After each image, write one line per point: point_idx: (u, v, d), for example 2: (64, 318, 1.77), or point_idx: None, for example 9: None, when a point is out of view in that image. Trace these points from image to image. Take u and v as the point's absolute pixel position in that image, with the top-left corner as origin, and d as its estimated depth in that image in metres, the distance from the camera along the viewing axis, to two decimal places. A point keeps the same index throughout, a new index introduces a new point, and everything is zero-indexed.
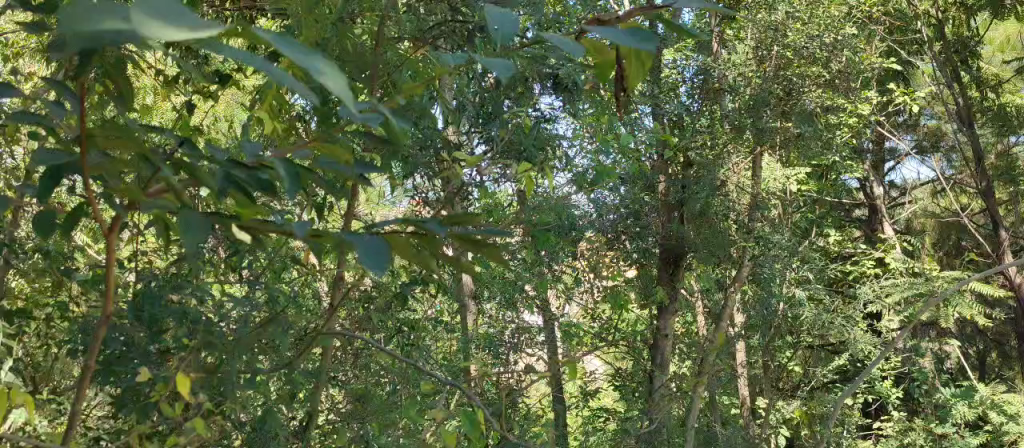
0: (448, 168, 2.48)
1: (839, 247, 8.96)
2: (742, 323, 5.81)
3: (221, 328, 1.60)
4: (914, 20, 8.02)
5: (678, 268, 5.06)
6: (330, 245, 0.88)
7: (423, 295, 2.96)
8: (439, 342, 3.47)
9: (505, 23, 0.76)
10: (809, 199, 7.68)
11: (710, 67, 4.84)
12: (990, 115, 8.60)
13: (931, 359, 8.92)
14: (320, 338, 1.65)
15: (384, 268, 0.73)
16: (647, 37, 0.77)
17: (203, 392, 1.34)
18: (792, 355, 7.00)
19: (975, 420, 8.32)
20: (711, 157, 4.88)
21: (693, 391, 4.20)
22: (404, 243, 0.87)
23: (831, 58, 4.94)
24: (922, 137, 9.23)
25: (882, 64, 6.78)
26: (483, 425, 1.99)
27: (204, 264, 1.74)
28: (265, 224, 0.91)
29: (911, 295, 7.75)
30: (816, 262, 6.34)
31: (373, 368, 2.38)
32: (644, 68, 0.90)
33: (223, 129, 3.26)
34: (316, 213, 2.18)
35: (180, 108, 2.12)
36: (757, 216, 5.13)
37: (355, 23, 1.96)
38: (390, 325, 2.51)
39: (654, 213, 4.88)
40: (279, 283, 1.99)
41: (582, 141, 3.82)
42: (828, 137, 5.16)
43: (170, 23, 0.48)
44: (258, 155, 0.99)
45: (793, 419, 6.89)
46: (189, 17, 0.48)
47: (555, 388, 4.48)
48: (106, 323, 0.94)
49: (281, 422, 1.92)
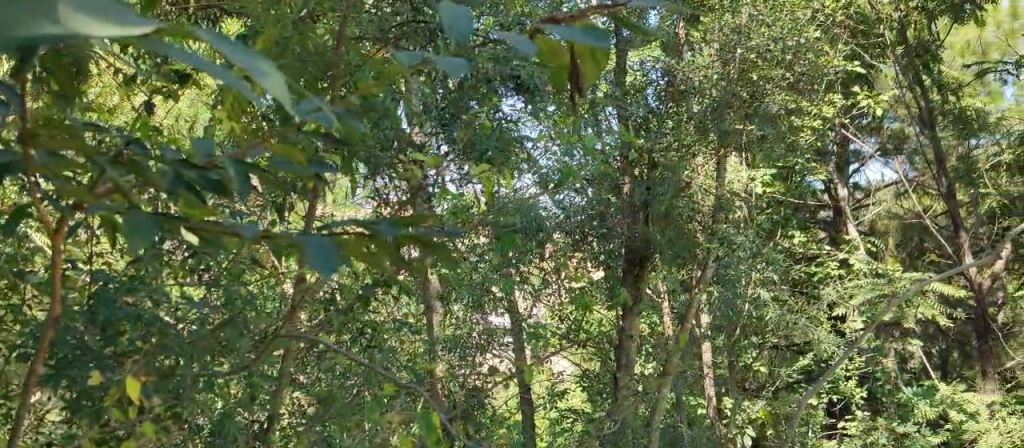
0: (409, 169, 2.49)
1: (804, 248, 9.01)
2: (708, 324, 5.83)
3: (176, 330, 1.58)
4: (877, 24, 8.11)
5: (643, 269, 5.07)
6: (282, 244, 0.89)
7: (386, 296, 2.95)
8: (405, 343, 3.45)
9: (460, 20, 0.76)
10: (773, 200, 7.73)
11: (674, 69, 4.88)
12: (952, 118, 8.75)
13: (893, 359, 9.02)
14: (277, 339, 1.64)
15: (333, 270, 0.73)
16: (599, 38, 0.78)
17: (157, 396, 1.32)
18: (757, 355, 7.06)
19: (936, 419, 8.43)
20: (675, 158, 4.91)
21: (658, 390, 4.23)
22: (356, 243, 0.88)
23: (795, 61, 4.99)
24: (885, 139, 9.45)
25: (844, 68, 6.86)
26: (442, 426, 2.00)
27: (160, 265, 1.71)
28: (216, 225, 0.92)
29: (875, 296, 7.89)
30: (779, 263, 6.38)
31: (335, 370, 2.39)
32: (601, 67, 0.90)
33: (186, 129, 3.24)
34: (276, 215, 2.17)
35: (140, 108, 2.10)
36: (721, 217, 5.19)
37: (315, 22, 1.96)
38: (352, 328, 2.53)
39: (618, 214, 4.89)
40: (237, 285, 1.97)
41: (547, 142, 3.84)
42: (790, 139, 5.36)
43: (102, 25, 0.54)
44: (210, 155, 1.00)
45: (759, 418, 6.96)
46: (124, 19, 0.55)
47: (522, 390, 4.49)
48: (52, 325, 1.12)
49: (241, 424, 1.92)
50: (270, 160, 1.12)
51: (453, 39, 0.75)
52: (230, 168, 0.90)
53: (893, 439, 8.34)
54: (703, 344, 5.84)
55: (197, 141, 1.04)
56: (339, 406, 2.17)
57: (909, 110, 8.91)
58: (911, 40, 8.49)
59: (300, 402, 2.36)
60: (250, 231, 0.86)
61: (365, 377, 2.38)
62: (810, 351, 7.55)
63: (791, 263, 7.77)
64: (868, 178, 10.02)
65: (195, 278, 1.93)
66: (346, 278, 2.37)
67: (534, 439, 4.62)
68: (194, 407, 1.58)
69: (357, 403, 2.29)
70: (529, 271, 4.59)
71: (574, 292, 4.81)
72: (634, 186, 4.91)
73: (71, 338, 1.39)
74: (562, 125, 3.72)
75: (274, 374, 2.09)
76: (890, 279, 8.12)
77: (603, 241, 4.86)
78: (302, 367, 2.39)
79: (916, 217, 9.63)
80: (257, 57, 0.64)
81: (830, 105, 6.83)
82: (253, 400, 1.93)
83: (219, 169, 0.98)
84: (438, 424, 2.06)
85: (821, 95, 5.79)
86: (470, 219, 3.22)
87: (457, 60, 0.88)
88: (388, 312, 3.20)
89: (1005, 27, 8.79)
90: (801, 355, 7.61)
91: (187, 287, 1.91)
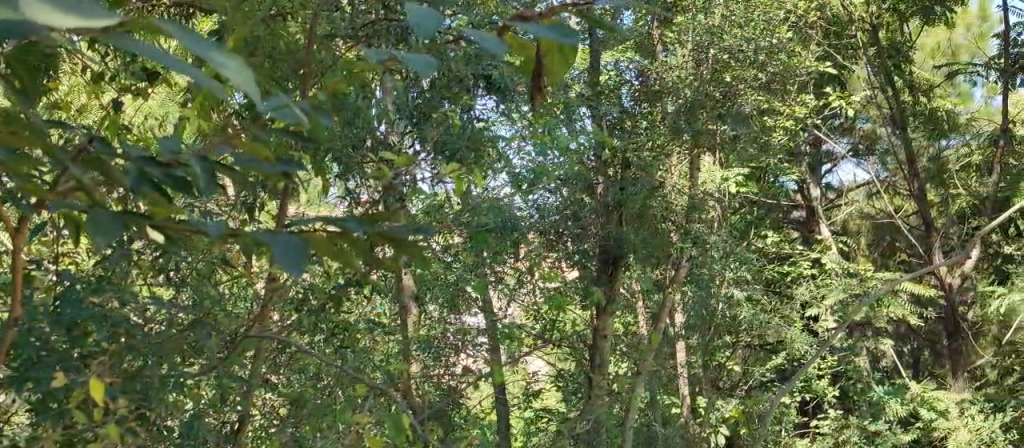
0: (379, 169, 2.50)
1: (777, 248, 9.07)
2: (683, 323, 5.86)
3: (142, 334, 1.57)
4: (849, 25, 8.21)
5: (617, 268, 4.99)
6: (248, 241, 0.88)
7: (359, 297, 2.96)
8: (378, 344, 3.45)
9: (429, 19, 0.76)
10: (746, 199, 7.80)
11: (648, 70, 4.91)
12: (923, 119, 8.88)
13: (865, 357, 9.09)
14: (243, 340, 1.63)
15: (300, 267, 0.73)
16: (568, 34, 0.79)
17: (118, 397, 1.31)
18: (731, 354, 7.09)
19: (907, 417, 8.50)
20: (649, 159, 4.89)
21: (631, 390, 4.25)
22: (322, 239, 0.88)
23: (766, 62, 5.08)
24: (857, 141, 9.49)
25: (816, 69, 6.95)
26: (411, 426, 2.00)
27: (127, 265, 1.70)
28: (181, 222, 0.91)
29: (847, 296, 7.95)
30: (752, 264, 6.44)
31: (305, 371, 2.39)
32: (568, 64, 0.91)
33: (155, 128, 3.21)
34: (246, 215, 2.16)
35: (107, 106, 2.09)
36: (694, 217, 5.21)
37: (286, 21, 1.96)
38: (323, 328, 2.52)
39: (593, 214, 4.83)
40: (205, 285, 1.96)
41: (520, 141, 3.83)
42: (763, 139, 5.40)
43: (65, 12, 0.54)
44: (175, 152, 0.99)
45: (733, 417, 6.99)
46: (83, 7, 0.55)
47: (498, 389, 4.49)
48: (12, 326, 1.13)
49: (210, 426, 1.91)
50: (237, 158, 1.11)
51: (420, 36, 0.75)
52: (196, 166, 0.89)
53: (864, 437, 8.45)
54: (678, 343, 5.86)
55: (162, 138, 1.03)
56: (311, 408, 2.18)
57: (880, 110, 8.96)
58: (882, 42, 8.59)
59: (271, 402, 2.34)
60: (214, 228, 0.85)
61: (336, 378, 2.38)
62: (783, 351, 7.59)
63: (764, 262, 7.83)
64: (840, 178, 10.16)
65: (163, 278, 1.92)
66: (317, 278, 2.37)
67: (508, 440, 4.62)
68: (161, 409, 1.57)
69: (329, 404, 2.29)
70: (503, 271, 4.57)
71: (549, 292, 4.81)
72: (607, 185, 4.87)
73: (34, 339, 1.38)
74: (536, 125, 3.72)
75: (244, 376, 2.08)
76: (862, 279, 8.18)
77: (576, 240, 4.83)
78: (272, 368, 2.38)
79: (888, 217, 9.72)
80: (221, 48, 0.63)
81: (801, 105, 6.90)
82: (223, 401, 1.93)
83: (183, 167, 0.98)
84: (407, 425, 2.06)
85: (793, 96, 5.85)
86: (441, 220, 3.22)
87: (428, 56, 0.88)
88: (359, 313, 3.19)
89: (975, 29, 8.98)
90: (774, 355, 7.66)
91: (154, 287, 1.90)
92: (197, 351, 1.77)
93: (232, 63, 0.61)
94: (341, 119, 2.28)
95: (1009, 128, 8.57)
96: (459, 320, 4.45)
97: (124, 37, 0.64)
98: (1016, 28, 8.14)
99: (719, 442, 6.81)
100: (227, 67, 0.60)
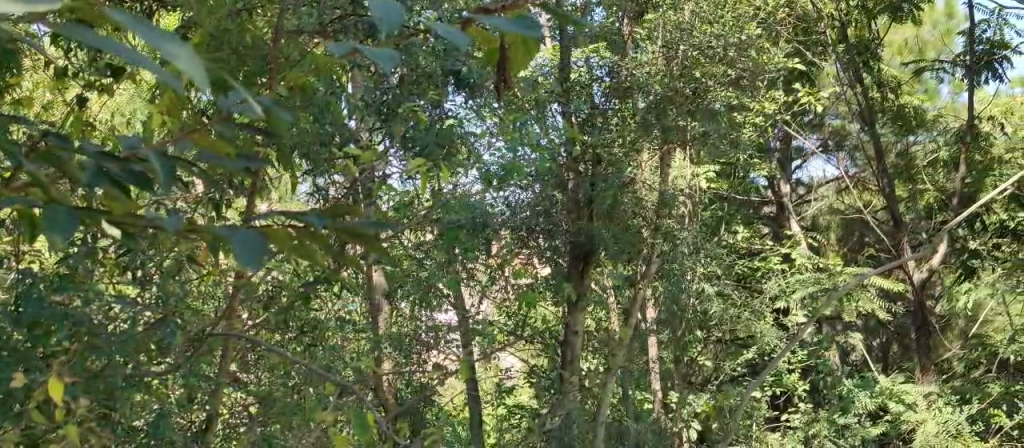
0: (347, 166, 2.48)
1: (748, 243, 9.15)
2: (654, 318, 5.88)
3: (105, 334, 1.55)
4: (818, 22, 8.31)
5: (588, 264, 4.97)
6: (207, 236, 0.88)
7: (328, 294, 2.95)
8: (348, 341, 3.43)
9: (391, 13, 0.76)
10: (716, 195, 7.87)
11: (620, 66, 4.92)
12: (891, 115, 8.94)
13: (835, 352, 9.18)
14: (205, 339, 1.62)
15: (258, 264, 0.72)
16: (530, 25, 0.79)
17: (75, 395, 1.31)
18: (703, 349, 7.13)
19: (876, 410, 8.59)
20: (621, 154, 4.89)
21: (603, 385, 4.27)
22: (280, 231, 0.88)
23: (737, 58, 5.14)
24: (827, 136, 9.57)
25: (785, 68, 7.02)
26: (376, 423, 2.00)
27: (90, 264, 1.69)
28: (138, 217, 0.90)
29: (816, 290, 8.04)
30: (721, 261, 6.49)
31: (273, 370, 2.37)
32: (531, 55, 0.92)
33: (123, 125, 3.18)
34: (212, 213, 2.15)
35: (72, 102, 2.07)
36: (665, 213, 5.15)
37: (251, 16, 1.95)
38: (292, 327, 2.50)
39: (563, 210, 4.82)
40: (169, 284, 1.95)
41: (491, 137, 3.81)
42: (733, 135, 5.43)
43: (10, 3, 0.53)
44: (135, 147, 0.98)
45: (704, 411, 7.01)
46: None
47: (469, 386, 4.49)
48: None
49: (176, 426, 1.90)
50: (197, 153, 1.11)
51: (383, 30, 0.76)
52: (154, 160, 0.88)
53: (834, 430, 8.46)
54: (650, 339, 5.88)
55: (120, 133, 1.02)
56: (279, 406, 2.17)
57: (850, 106, 9.04)
58: (851, 39, 8.67)
59: (240, 402, 2.33)
60: (173, 223, 0.84)
61: (306, 377, 2.37)
62: (754, 345, 7.63)
63: (733, 257, 7.88)
64: (810, 174, 10.29)
65: (127, 274, 1.91)
66: (286, 275, 2.35)
67: (481, 437, 4.62)
68: (126, 408, 1.56)
69: (299, 402, 2.28)
70: (475, 268, 4.58)
71: (520, 288, 4.86)
72: (579, 181, 4.84)
73: None
74: (506, 120, 3.70)
75: (212, 374, 2.07)
76: (831, 274, 8.26)
77: (548, 236, 4.81)
78: (241, 366, 2.36)
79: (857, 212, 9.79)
80: (173, 40, 0.62)
81: (769, 102, 6.91)
82: (191, 400, 1.92)
83: (140, 162, 0.97)
84: (372, 424, 2.05)
85: (762, 92, 5.86)
86: (411, 217, 3.20)
87: (390, 50, 0.88)
88: (329, 311, 3.18)
89: (941, 26, 8.78)
90: (745, 350, 7.70)
91: (119, 284, 1.89)
92: (162, 349, 1.77)
93: (192, 52, 0.61)
94: (307, 113, 2.26)
95: (975, 124, 8.69)
96: (430, 317, 4.45)
97: (84, 30, 0.65)
98: (981, 25, 8.28)
99: (690, 436, 6.83)
100: (183, 56, 0.60)
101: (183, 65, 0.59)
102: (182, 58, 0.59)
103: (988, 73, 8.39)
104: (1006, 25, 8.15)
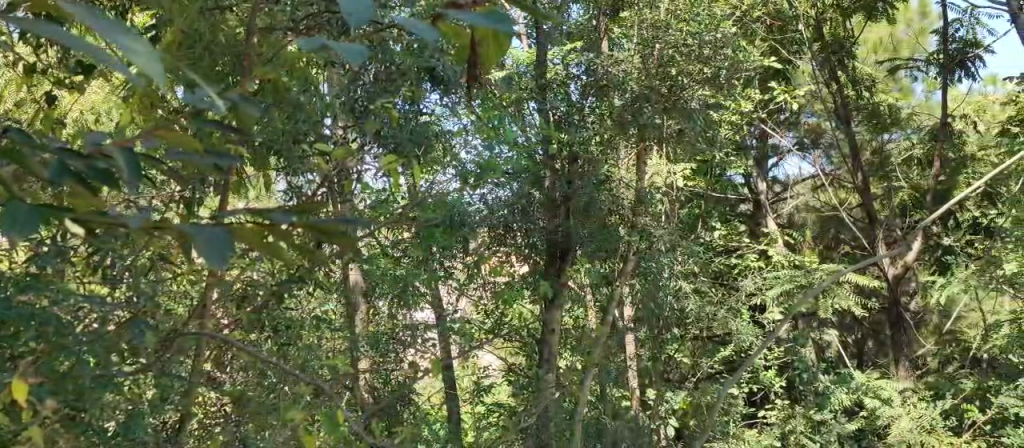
0: (321, 165, 2.46)
1: (725, 241, 9.20)
2: (631, 316, 5.90)
3: (75, 335, 1.53)
4: (794, 21, 8.34)
5: (564, 262, 5.03)
6: (172, 234, 0.87)
7: (303, 294, 2.93)
8: (325, 339, 3.42)
9: (357, 10, 0.76)
10: (694, 193, 7.92)
11: (594, 63, 4.91)
12: (866, 113, 9.01)
13: (812, 348, 9.22)
14: (174, 337, 1.61)
15: (225, 262, 0.72)
16: (501, 20, 0.79)
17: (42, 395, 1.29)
18: (680, 346, 7.16)
19: (852, 406, 8.65)
20: (597, 150, 4.93)
21: (582, 382, 4.29)
22: (248, 229, 0.86)
23: (713, 55, 5.06)
24: (803, 134, 9.61)
25: (761, 67, 7.05)
26: (349, 423, 1.98)
27: (60, 264, 1.67)
28: (103, 216, 0.89)
29: (792, 287, 8.09)
30: (698, 258, 6.52)
31: (248, 370, 2.33)
32: (501, 47, 0.92)
33: (96, 124, 3.15)
34: (185, 211, 2.13)
35: (42, 99, 2.05)
36: (640, 210, 5.26)
37: (224, 15, 1.94)
38: (267, 326, 2.48)
39: (539, 210, 4.81)
40: (141, 282, 1.92)
41: (467, 136, 3.81)
42: (709, 132, 5.44)
43: None
44: (99, 146, 0.97)
45: (681, 408, 7.03)
46: None
47: (446, 384, 4.49)
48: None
49: (149, 426, 1.89)
50: (166, 149, 1.10)
51: (352, 25, 0.75)
52: (120, 160, 0.88)
53: (810, 427, 8.51)
54: (627, 336, 5.91)
55: (85, 132, 1.01)
56: (255, 405, 2.15)
57: (825, 105, 9.08)
58: (827, 36, 8.68)
59: (216, 402, 2.29)
60: (137, 221, 0.83)
61: (282, 377, 2.34)
62: (731, 342, 7.66)
63: (710, 254, 7.90)
64: (786, 172, 10.35)
65: (97, 273, 1.89)
66: (262, 273, 2.33)
67: (459, 436, 4.62)
68: (96, 409, 1.55)
69: (274, 403, 2.24)
70: (452, 266, 4.70)
71: (497, 286, 4.91)
72: (556, 180, 4.84)
73: None
74: (483, 118, 3.71)
75: (185, 373, 2.05)
76: (808, 271, 8.33)
77: (526, 234, 4.81)
78: (217, 366, 2.32)
79: (832, 210, 9.87)
80: (130, 33, 0.61)
81: (743, 101, 6.95)
82: (164, 400, 1.90)
83: (104, 158, 0.96)
84: (346, 423, 2.02)
85: (738, 90, 5.89)
86: (389, 215, 3.13)
87: (358, 44, 0.86)
88: (305, 310, 3.17)
89: (915, 25, 9.18)
90: (722, 347, 7.73)
91: (91, 284, 1.87)
92: (135, 352, 1.75)
93: (154, 51, 0.61)
94: (282, 111, 2.25)
95: (948, 122, 8.78)
96: (409, 316, 4.46)
97: (51, 29, 0.65)
98: (953, 24, 8.28)
99: (668, 433, 6.86)
100: (144, 54, 0.59)
101: (146, 65, 0.59)
102: (144, 58, 0.59)
103: (961, 72, 8.38)
104: (978, 24, 8.18)
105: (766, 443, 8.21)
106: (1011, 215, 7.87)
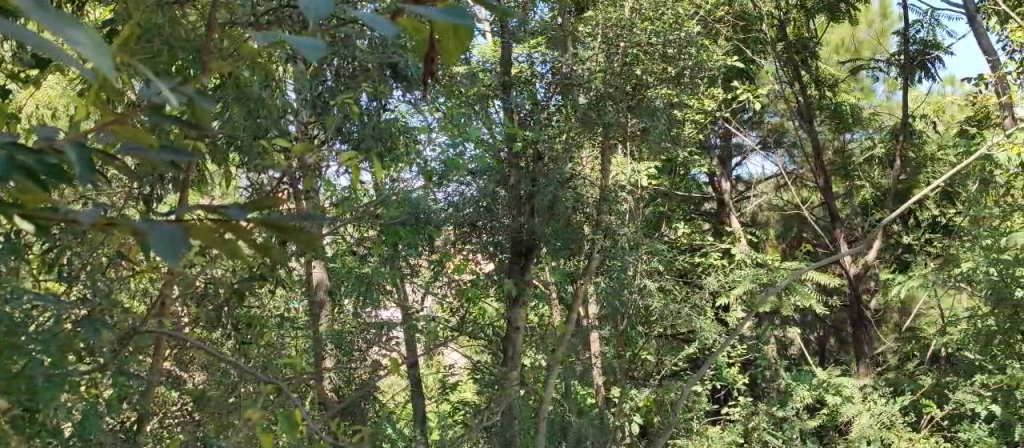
0: (282, 162, 2.45)
1: (688, 239, 9.24)
2: (594, 315, 5.92)
3: (29, 331, 1.51)
4: (758, 22, 8.37)
5: (529, 260, 5.05)
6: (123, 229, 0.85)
7: (265, 293, 2.92)
8: (287, 337, 3.40)
9: (314, 5, 0.75)
10: (657, 192, 7.99)
11: (559, 63, 4.89)
12: (827, 113, 9.10)
13: (773, 346, 9.29)
14: (127, 333, 1.58)
15: (177, 258, 0.71)
16: (459, 16, 0.78)
17: None
18: (644, 344, 7.17)
19: (814, 403, 8.73)
20: (561, 150, 4.88)
21: (544, 380, 4.29)
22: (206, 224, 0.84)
23: (677, 55, 4.87)
24: (765, 134, 9.75)
25: (725, 66, 7.12)
26: (307, 422, 1.95)
27: (14, 262, 1.64)
28: (54, 211, 0.87)
29: (755, 285, 8.18)
30: (661, 256, 6.56)
31: (209, 369, 2.32)
32: (464, 42, 0.91)
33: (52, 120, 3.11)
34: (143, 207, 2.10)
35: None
36: (606, 209, 5.09)
37: (182, 9, 1.91)
38: (228, 324, 2.46)
39: (506, 208, 4.92)
40: (96, 278, 1.89)
41: (432, 134, 3.80)
42: (673, 132, 5.47)
43: None
44: (48, 140, 0.96)
45: (646, 405, 7.05)
46: None
47: (409, 383, 4.47)
48: None
49: (105, 425, 1.87)
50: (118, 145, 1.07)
51: (309, 19, 0.74)
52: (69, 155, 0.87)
53: (772, 423, 8.59)
54: (591, 334, 5.93)
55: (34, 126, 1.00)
56: (213, 405, 2.11)
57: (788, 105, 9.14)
58: (790, 37, 8.72)
59: (177, 400, 2.28)
60: (88, 215, 0.82)
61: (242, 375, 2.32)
62: (694, 340, 7.74)
63: (675, 253, 7.95)
64: (749, 171, 10.47)
65: (54, 271, 1.86)
66: (222, 271, 2.31)
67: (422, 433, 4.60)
68: (49, 409, 1.52)
69: (234, 401, 2.22)
70: (418, 264, 4.81)
71: (461, 284, 4.91)
72: (519, 177, 4.86)
73: None
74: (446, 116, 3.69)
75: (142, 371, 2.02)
76: (770, 268, 8.40)
77: (491, 233, 4.94)
78: (177, 365, 2.30)
79: (794, 209, 10.01)
80: (82, 29, 0.60)
81: (706, 100, 7.03)
82: (121, 400, 1.87)
83: (54, 153, 0.94)
84: (303, 421, 1.97)
85: (702, 88, 5.92)
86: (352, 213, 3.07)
87: (316, 37, 0.84)
88: (267, 308, 3.16)
89: (876, 26, 9.39)
90: (686, 345, 7.77)
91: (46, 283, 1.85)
92: (93, 350, 1.73)
93: (103, 45, 0.60)
94: (242, 108, 2.23)
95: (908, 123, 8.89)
96: (372, 314, 4.59)
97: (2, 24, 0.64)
98: (914, 25, 8.37)
99: (632, 431, 6.88)
100: (90, 48, 0.59)
101: (95, 59, 0.58)
102: (90, 52, 0.58)
103: (921, 73, 8.50)
104: (937, 26, 8.22)
105: (729, 439, 8.29)
106: (969, 214, 7.99)
